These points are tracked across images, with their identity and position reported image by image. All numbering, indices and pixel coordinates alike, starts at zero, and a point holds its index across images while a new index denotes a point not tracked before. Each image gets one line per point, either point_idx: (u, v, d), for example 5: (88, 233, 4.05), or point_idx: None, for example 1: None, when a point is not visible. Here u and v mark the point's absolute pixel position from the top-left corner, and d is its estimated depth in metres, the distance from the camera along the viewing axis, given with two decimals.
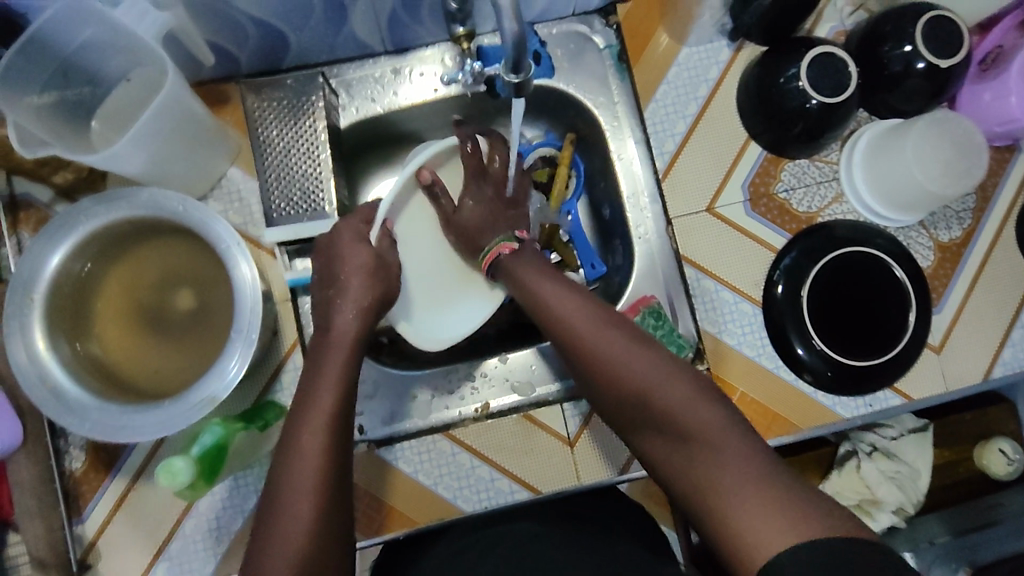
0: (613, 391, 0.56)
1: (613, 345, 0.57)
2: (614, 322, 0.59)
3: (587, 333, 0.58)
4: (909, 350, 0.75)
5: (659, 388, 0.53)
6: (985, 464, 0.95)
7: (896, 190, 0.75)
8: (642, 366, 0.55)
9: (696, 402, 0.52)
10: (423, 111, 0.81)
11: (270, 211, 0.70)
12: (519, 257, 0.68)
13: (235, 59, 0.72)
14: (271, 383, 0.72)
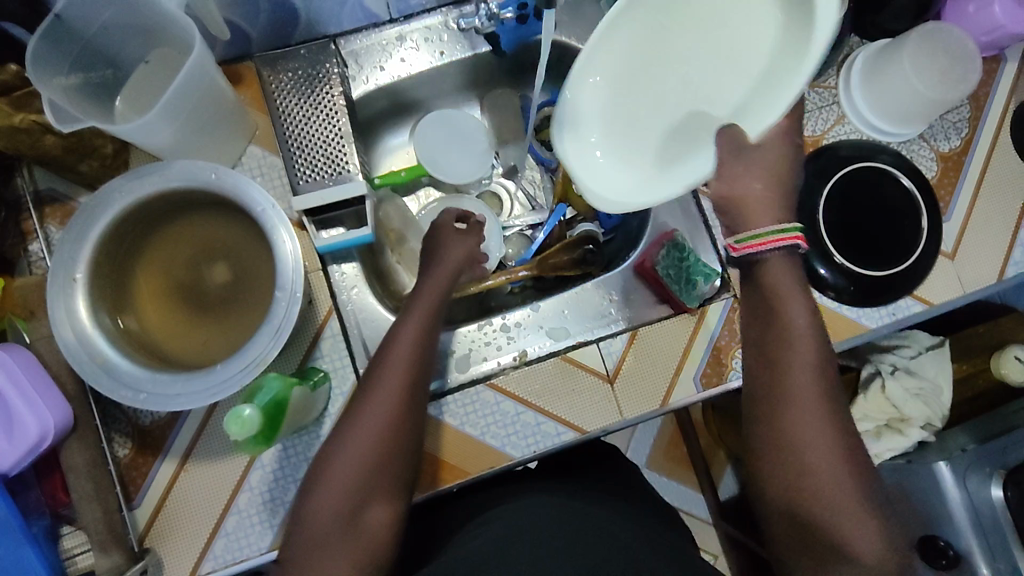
0: (781, 449, 0.54)
1: (792, 332, 0.55)
2: (825, 387, 0.54)
3: (802, 387, 0.54)
4: (926, 257, 0.78)
5: (830, 475, 0.53)
6: (1004, 372, 0.97)
7: (896, 105, 0.78)
8: (830, 447, 0.53)
9: (826, 440, 0.53)
10: (430, 76, 0.84)
11: (296, 179, 0.71)
12: (779, 261, 0.56)
13: (246, 36, 0.74)
14: (311, 350, 0.72)
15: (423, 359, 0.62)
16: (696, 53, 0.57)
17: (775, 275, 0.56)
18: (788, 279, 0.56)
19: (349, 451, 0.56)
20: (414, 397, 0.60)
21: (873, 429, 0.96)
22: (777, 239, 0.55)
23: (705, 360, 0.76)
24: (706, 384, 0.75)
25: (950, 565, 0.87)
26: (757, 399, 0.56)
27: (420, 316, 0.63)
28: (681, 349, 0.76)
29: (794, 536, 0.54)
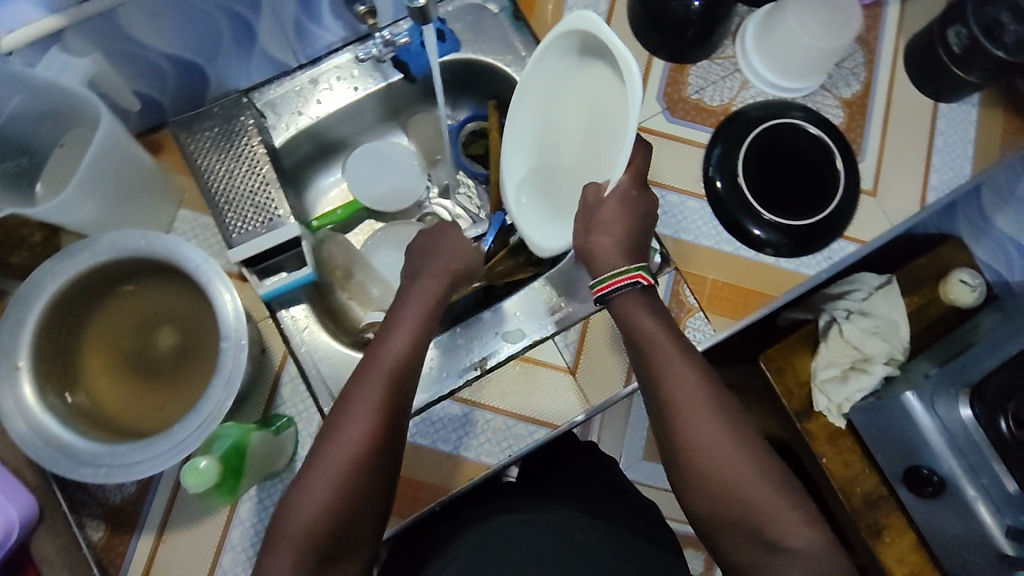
0: (693, 459, 0.61)
1: (669, 355, 0.64)
2: (716, 397, 0.62)
3: (691, 400, 0.62)
4: (847, 198, 0.82)
5: (747, 477, 0.60)
6: (953, 296, 1.03)
7: (791, 64, 0.82)
8: (738, 452, 0.60)
9: (732, 445, 0.61)
10: (349, 112, 0.86)
11: (229, 232, 0.72)
12: (630, 298, 0.66)
13: (159, 104, 0.75)
14: (273, 396, 0.73)
15: (398, 398, 0.62)
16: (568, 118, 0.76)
17: (631, 307, 0.66)
18: (643, 312, 0.66)
19: (313, 496, 0.56)
20: (384, 438, 0.60)
21: (839, 374, 1.00)
22: (625, 277, 0.66)
23: None
24: None
25: (938, 491, 0.95)
26: (663, 425, 0.63)
27: (394, 355, 0.63)
28: None
29: (733, 534, 0.59)
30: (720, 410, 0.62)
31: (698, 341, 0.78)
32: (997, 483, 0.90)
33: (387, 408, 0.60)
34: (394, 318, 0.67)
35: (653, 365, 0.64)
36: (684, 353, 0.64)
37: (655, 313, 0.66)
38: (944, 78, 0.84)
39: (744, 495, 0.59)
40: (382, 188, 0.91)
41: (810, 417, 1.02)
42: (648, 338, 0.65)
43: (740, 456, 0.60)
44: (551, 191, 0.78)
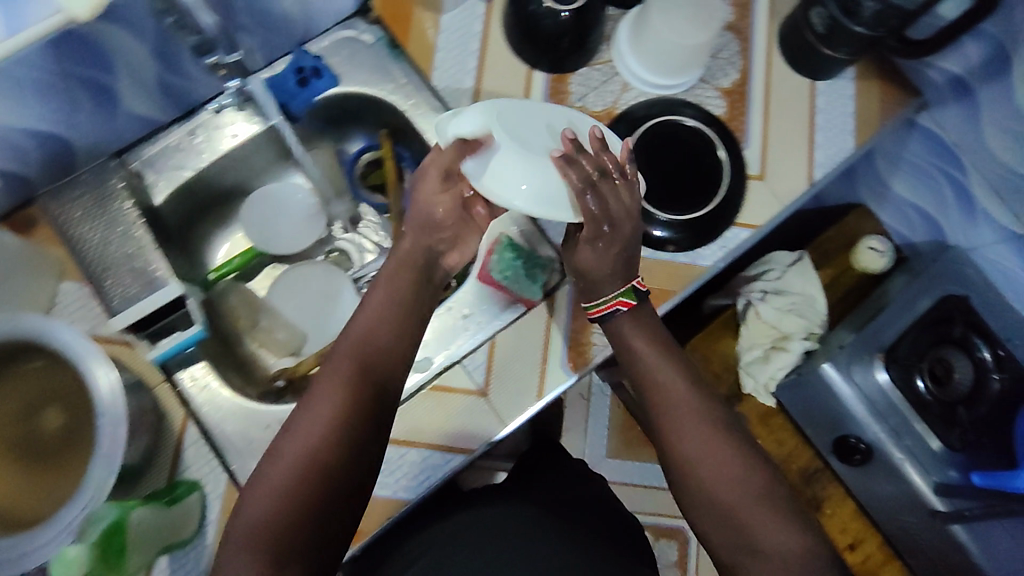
0: (690, 473, 0.64)
1: (671, 378, 0.68)
2: (703, 402, 0.67)
3: (684, 409, 0.66)
4: (734, 184, 0.83)
5: (737, 487, 0.63)
6: (864, 263, 1.06)
7: (666, 63, 0.82)
8: (721, 451, 0.64)
9: (726, 459, 0.64)
10: (235, 159, 0.84)
11: (109, 299, 0.69)
12: (627, 317, 0.70)
13: (24, 179, 0.73)
14: (176, 460, 0.72)
15: (359, 401, 0.62)
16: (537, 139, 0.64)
17: (630, 329, 0.70)
18: (638, 329, 0.70)
19: (273, 481, 0.58)
20: (340, 441, 0.60)
21: (762, 354, 1.01)
22: (607, 305, 0.69)
23: (566, 345, 0.78)
24: (574, 366, 0.77)
25: (865, 458, 0.98)
26: (662, 444, 0.67)
27: (353, 360, 0.65)
28: (541, 340, 0.78)
29: (710, 526, 0.64)
30: (717, 428, 0.65)
31: (605, 345, 0.78)
32: (921, 444, 0.96)
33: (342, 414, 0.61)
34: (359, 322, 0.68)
35: (653, 386, 0.68)
36: (684, 376, 0.68)
37: (649, 334, 0.69)
38: (816, 59, 0.85)
39: (723, 492, 0.63)
40: (282, 231, 0.89)
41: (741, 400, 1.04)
42: (637, 351, 0.69)
43: (722, 457, 0.64)
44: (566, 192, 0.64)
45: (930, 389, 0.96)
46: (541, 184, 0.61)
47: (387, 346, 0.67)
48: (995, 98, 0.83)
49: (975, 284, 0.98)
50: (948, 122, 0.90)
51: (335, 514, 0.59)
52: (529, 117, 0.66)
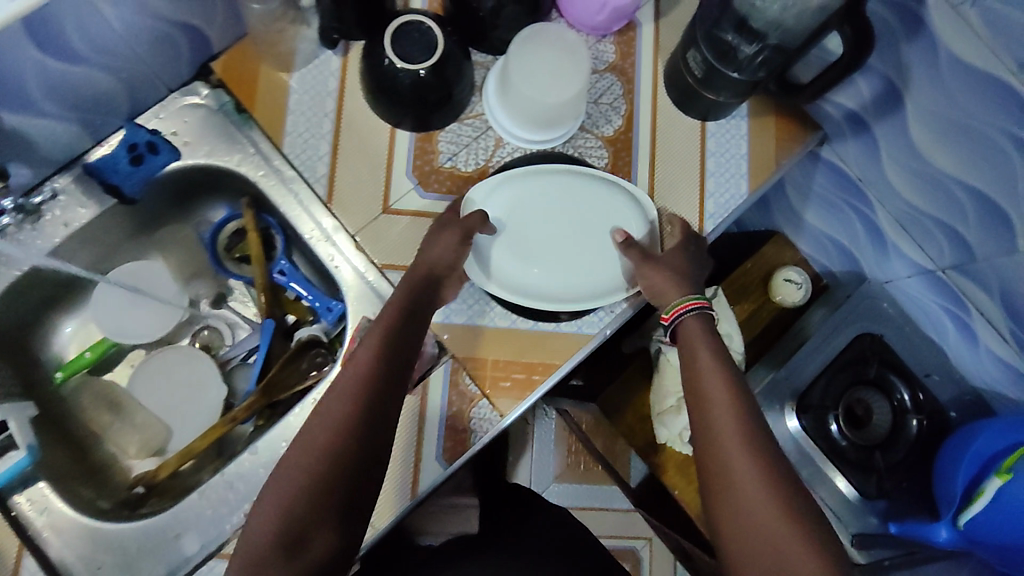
0: (736, 511, 0.55)
1: (724, 394, 0.60)
2: (758, 430, 0.58)
3: (733, 435, 0.58)
4: None
5: (791, 536, 0.53)
6: (780, 295, 1.00)
7: (534, 117, 0.75)
8: (766, 490, 0.55)
9: (775, 507, 0.54)
10: (81, 241, 0.77)
11: None
12: (695, 319, 0.67)
13: None
14: None
15: (385, 380, 0.58)
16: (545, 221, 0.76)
17: (693, 334, 0.66)
18: (703, 337, 0.65)
19: (311, 439, 0.55)
20: (364, 423, 0.56)
21: (673, 404, 0.96)
22: (686, 305, 0.68)
23: (442, 436, 0.73)
24: (450, 458, 0.73)
25: None
26: (708, 475, 0.58)
27: (381, 337, 0.61)
28: (415, 430, 0.73)
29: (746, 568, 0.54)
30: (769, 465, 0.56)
31: (483, 431, 0.74)
32: (832, 490, 0.92)
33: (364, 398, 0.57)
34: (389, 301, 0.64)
35: (705, 402, 0.61)
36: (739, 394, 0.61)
37: (713, 344, 0.64)
38: (701, 102, 0.79)
39: (770, 532, 0.53)
40: (136, 316, 0.82)
41: (656, 449, 0.99)
42: (698, 361, 0.64)
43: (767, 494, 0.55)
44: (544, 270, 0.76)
45: (845, 433, 0.91)
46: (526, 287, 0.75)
47: (415, 330, 0.64)
48: (890, 135, 0.77)
49: (889, 319, 0.95)
50: (849, 157, 0.85)
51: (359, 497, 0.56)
52: (545, 206, 0.76)
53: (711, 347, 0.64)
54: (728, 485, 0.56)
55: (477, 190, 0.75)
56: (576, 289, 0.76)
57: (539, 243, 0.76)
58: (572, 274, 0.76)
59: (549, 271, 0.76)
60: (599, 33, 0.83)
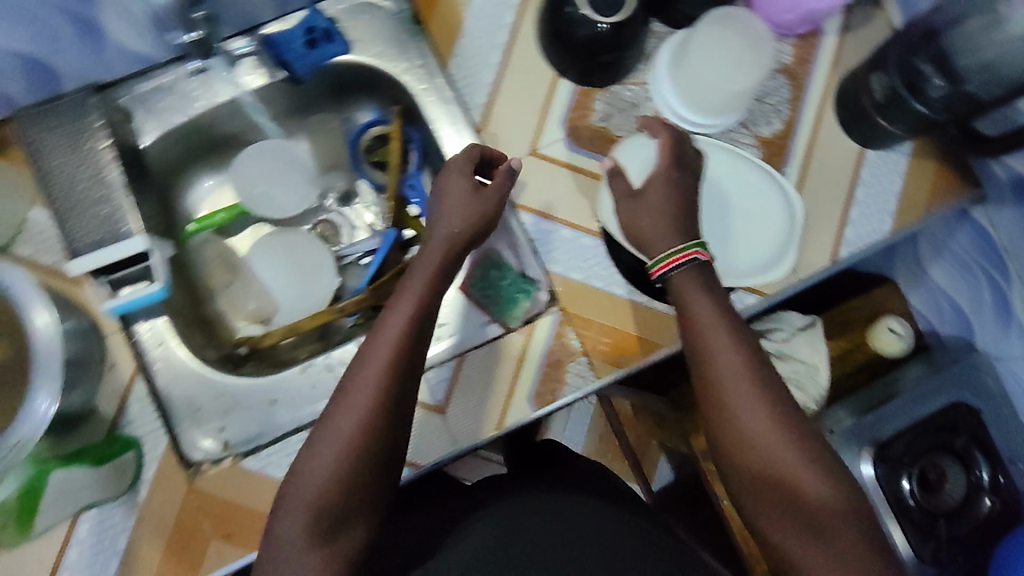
0: (743, 451, 0.56)
1: (723, 341, 0.58)
2: (761, 373, 0.57)
3: (734, 380, 0.57)
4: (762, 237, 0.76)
5: (799, 471, 0.54)
6: (876, 340, 0.99)
7: (705, 99, 0.74)
8: (777, 431, 0.56)
9: (786, 443, 0.55)
10: (242, 106, 0.80)
11: (74, 239, 0.67)
12: (688, 274, 0.61)
13: (12, 97, 0.70)
14: (120, 415, 0.71)
15: (405, 364, 0.58)
16: None
17: (685, 286, 0.61)
18: (697, 288, 0.61)
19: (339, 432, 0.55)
20: (388, 418, 0.56)
21: None
22: (685, 251, 0.61)
23: (536, 380, 0.75)
24: (539, 403, 0.74)
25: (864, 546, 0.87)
26: (711, 417, 0.58)
27: (396, 330, 0.59)
28: (513, 367, 0.75)
29: (771, 517, 0.55)
30: (770, 395, 0.57)
31: (576, 386, 0.75)
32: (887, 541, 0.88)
33: (383, 400, 0.56)
34: (400, 293, 0.61)
35: (702, 350, 0.59)
36: (737, 332, 0.59)
37: (710, 290, 0.60)
38: (869, 127, 0.77)
39: (781, 477, 0.55)
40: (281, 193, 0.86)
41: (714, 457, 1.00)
42: (697, 317, 0.59)
43: (788, 443, 0.55)
44: None
45: (915, 492, 0.89)
46: None
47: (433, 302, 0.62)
48: None
49: (990, 394, 0.90)
50: (1001, 224, 0.82)
51: (376, 497, 0.57)
52: None
53: (709, 299, 0.60)
54: (739, 438, 0.56)
55: (624, 144, 0.75)
56: (718, 265, 0.75)
57: None
58: (706, 245, 0.75)
59: (693, 241, 0.75)
60: (782, 32, 0.81)
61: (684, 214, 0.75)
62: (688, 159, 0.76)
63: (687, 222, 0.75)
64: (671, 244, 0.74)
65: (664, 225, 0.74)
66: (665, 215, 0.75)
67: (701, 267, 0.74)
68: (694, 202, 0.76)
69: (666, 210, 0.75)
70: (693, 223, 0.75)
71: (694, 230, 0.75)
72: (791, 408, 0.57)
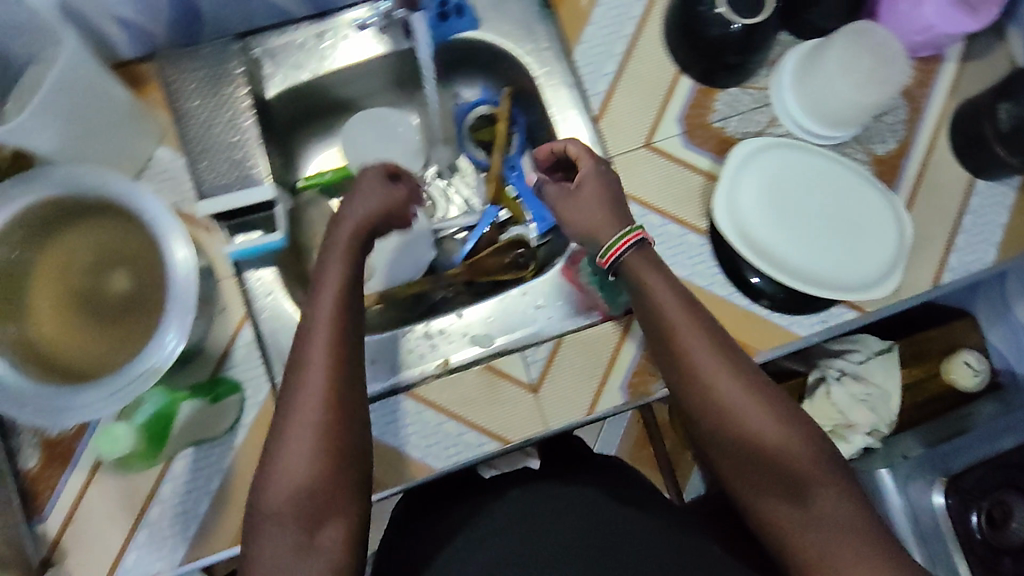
0: (723, 421, 0.59)
1: (687, 321, 0.61)
2: (725, 350, 0.60)
3: (702, 359, 0.60)
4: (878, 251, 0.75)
5: (773, 438, 0.57)
6: (952, 376, 0.98)
7: (828, 110, 0.75)
8: (749, 400, 0.58)
9: (757, 411, 0.58)
10: (365, 69, 0.81)
11: (201, 181, 0.68)
12: (638, 257, 0.65)
13: (150, 36, 0.70)
14: (223, 360, 0.71)
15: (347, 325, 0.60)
16: (800, 203, 0.75)
17: (639, 270, 0.64)
18: (653, 272, 0.64)
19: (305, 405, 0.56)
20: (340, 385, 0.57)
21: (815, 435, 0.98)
22: (617, 245, 0.64)
23: (631, 369, 0.75)
24: (633, 393, 0.75)
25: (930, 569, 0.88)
26: (685, 395, 0.61)
27: (331, 302, 0.60)
28: (610, 353, 0.76)
29: (755, 481, 0.58)
30: (735, 367, 0.59)
31: None
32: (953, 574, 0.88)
33: (335, 394, 0.56)
34: (319, 279, 0.61)
35: (671, 333, 0.61)
36: (694, 312, 0.62)
37: (665, 274, 0.64)
38: (986, 157, 0.77)
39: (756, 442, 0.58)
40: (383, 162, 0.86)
41: None
42: (658, 299, 0.62)
43: (762, 415, 0.58)
44: (802, 250, 0.74)
45: (982, 528, 0.89)
46: (786, 265, 0.73)
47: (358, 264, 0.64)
48: None
49: None
50: None
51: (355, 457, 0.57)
52: (797, 184, 0.75)
53: (664, 284, 0.63)
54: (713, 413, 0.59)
55: (737, 152, 0.75)
56: (833, 279, 0.74)
57: (796, 225, 0.75)
58: (821, 260, 0.74)
59: (807, 255, 0.74)
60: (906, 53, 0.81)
61: (797, 227, 0.75)
62: (804, 169, 0.76)
63: (800, 234, 0.74)
64: (781, 252, 0.74)
65: (775, 236, 0.74)
66: (777, 226, 0.74)
67: (815, 281, 0.73)
68: (805, 215, 0.75)
69: (778, 221, 0.75)
70: (806, 236, 0.75)
71: (807, 244, 0.74)
72: (759, 378, 0.60)
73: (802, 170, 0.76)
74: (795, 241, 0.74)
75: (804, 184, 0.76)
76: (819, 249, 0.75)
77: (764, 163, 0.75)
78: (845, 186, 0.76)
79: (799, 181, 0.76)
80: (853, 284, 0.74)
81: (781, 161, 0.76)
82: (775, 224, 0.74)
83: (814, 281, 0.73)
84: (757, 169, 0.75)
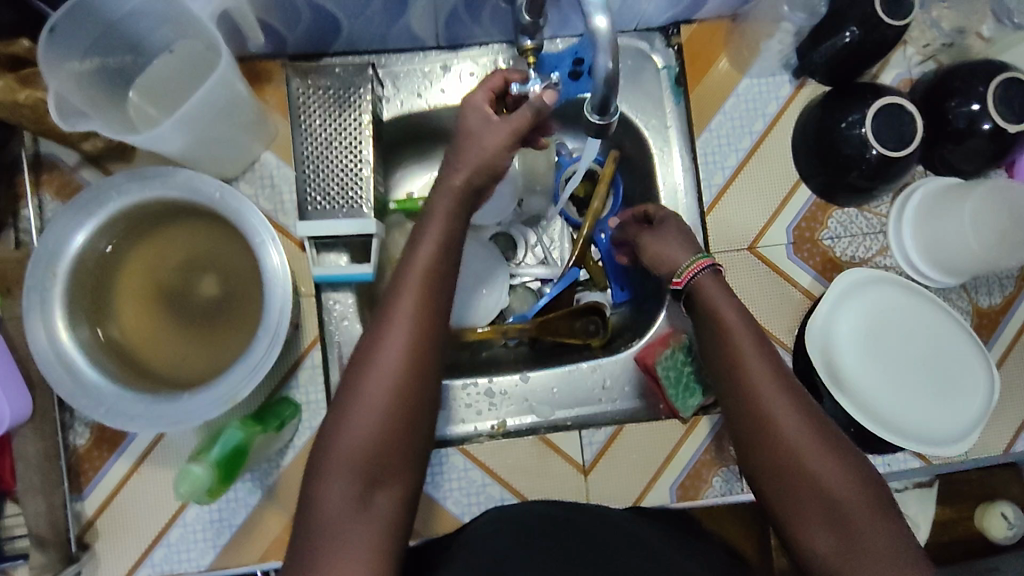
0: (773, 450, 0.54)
1: (748, 336, 0.58)
2: (786, 375, 0.57)
3: (762, 381, 0.56)
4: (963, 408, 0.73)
5: (827, 470, 0.52)
6: None
7: (944, 254, 0.73)
8: (804, 430, 0.54)
9: (814, 441, 0.53)
10: None
11: (305, 204, 0.67)
12: (706, 278, 0.63)
13: (283, 40, 0.69)
14: (288, 378, 0.71)
15: (441, 277, 0.59)
16: (895, 341, 0.73)
17: (707, 291, 0.62)
18: (722, 296, 0.62)
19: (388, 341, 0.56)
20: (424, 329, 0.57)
21: None
22: (687, 272, 0.64)
23: (685, 471, 0.74)
24: (681, 496, 0.74)
25: None
26: (738, 418, 0.57)
27: (427, 252, 0.59)
28: (667, 451, 0.74)
29: (800, 516, 0.53)
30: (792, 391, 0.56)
31: (719, 492, 0.74)
32: None
33: (421, 327, 0.57)
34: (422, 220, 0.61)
35: (732, 347, 0.58)
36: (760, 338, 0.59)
37: (735, 303, 0.61)
38: None
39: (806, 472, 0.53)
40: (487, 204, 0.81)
41: None
42: (723, 319, 0.60)
43: (816, 443, 0.53)
44: (886, 389, 0.72)
45: None
46: (868, 400, 0.71)
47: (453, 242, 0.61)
48: None
49: None
50: None
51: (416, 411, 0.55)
52: (896, 321, 0.73)
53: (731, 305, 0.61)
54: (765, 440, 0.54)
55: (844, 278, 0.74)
56: (911, 427, 0.72)
57: (887, 361, 0.73)
58: (903, 403, 0.72)
59: (890, 394, 0.72)
60: None
61: (887, 363, 0.73)
62: (907, 308, 0.74)
63: (889, 371, 0.72)
64: (867, 390, 0.72)
65: (864, 369, 0.72)
66: (868, 357, 0.72)
67: (894, 424, 0.71)
68: (897, 353, 0.73)
69: (870, 354, 0.72)
70: (894, 375, 0.73)
71: (893, 384, 0.72)
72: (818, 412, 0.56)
73: (906, 307, 0.74)
74: (883, 380, 0.72)
75: (904, 322, 0.73)
76: (903, 394, 0.72)
77: (867, 292, 0.74)
78: (943, 331, 0.74)
79: (899, 319, 0.73)
80: (930, 438, 0.72)
81: (885, 295, 0.74)
82: (867, 356, 0.72)
83: (893, 423, 0.71)
84: (859, 298, 0.73)
